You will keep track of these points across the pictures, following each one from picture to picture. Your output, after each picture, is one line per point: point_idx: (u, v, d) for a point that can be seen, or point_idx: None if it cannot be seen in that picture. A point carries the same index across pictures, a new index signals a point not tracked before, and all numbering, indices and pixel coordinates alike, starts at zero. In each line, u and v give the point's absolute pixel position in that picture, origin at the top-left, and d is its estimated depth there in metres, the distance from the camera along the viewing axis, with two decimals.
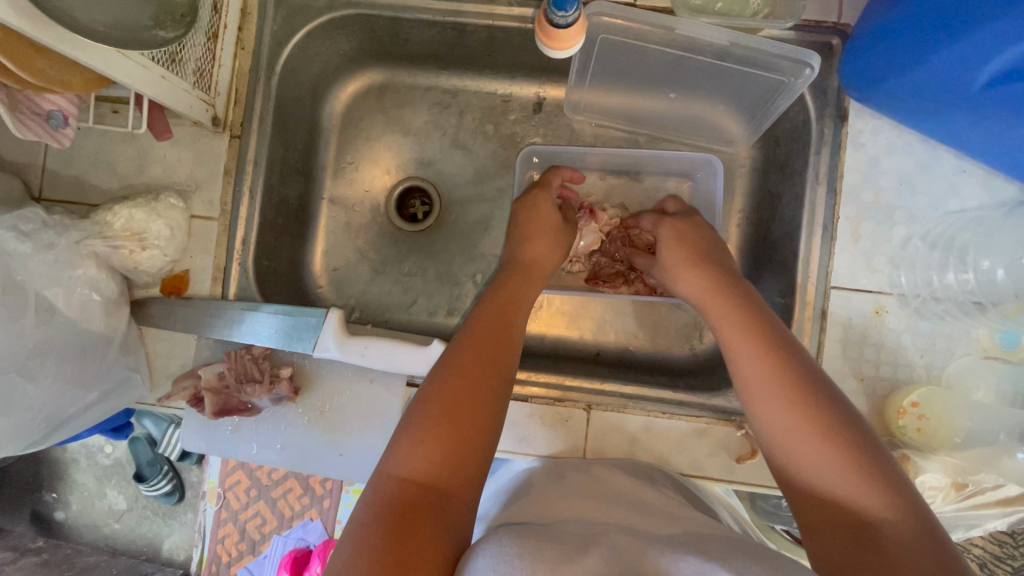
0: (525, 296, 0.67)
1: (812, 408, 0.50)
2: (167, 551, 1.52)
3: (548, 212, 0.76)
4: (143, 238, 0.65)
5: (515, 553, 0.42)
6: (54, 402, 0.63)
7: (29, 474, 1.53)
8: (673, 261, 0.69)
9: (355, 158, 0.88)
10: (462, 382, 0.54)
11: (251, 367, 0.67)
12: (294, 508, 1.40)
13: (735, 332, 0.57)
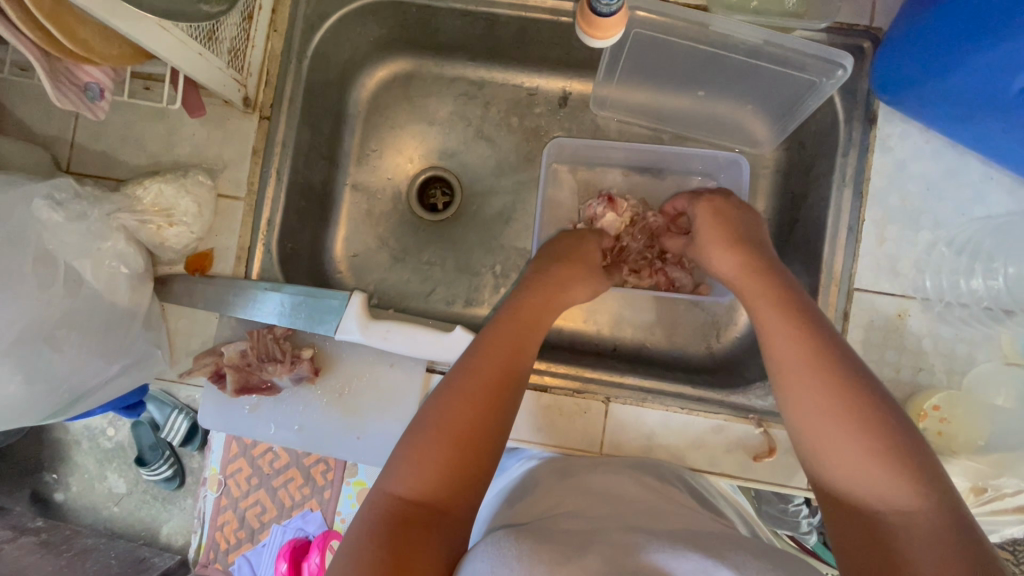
0: (540, 310, 0.65)
1: (853, 413, 0.48)
2: (165, 536, 1.53)
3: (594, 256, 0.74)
4: (170, 214, 0.66)
5: (512, 556, 0.44)
6: (78, 372, 0.63)
7: (31, 453, 1.53)
8: (708, 238, 0.67)
9: (379, 146, 0.89)
10: (474, 398, 0.53)
11: (272, 347, 0.68)
12: (294, 497, 1.40)
13: (778, 323, 0.55)
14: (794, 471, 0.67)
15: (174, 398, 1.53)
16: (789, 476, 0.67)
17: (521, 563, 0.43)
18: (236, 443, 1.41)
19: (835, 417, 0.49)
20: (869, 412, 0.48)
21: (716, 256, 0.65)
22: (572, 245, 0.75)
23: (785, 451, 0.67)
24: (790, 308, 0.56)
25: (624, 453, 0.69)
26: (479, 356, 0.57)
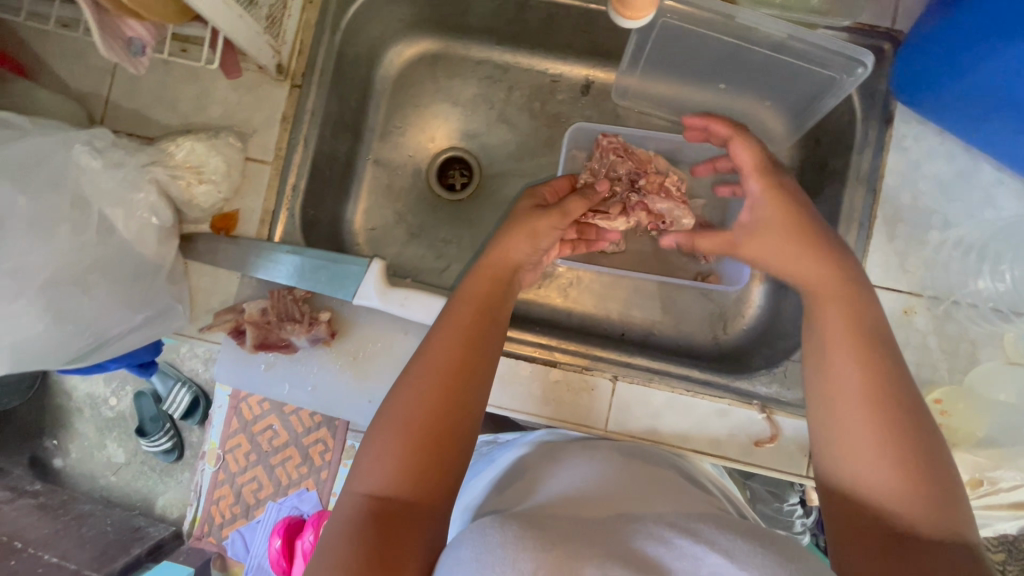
0: (494, 289, 0.63)
1: (902, 430, 0.47)
2: (159, 508, 1.55)
3: (524, 206, 0.72)
4: (200, 171, 0.68)
5: (497, 542, 0.43)
6: (104, 318, 0.64)
7: (32, 417, 1.56)
8: (774, 225, 0.63)
9: (402, 124, 0.91)
10: (428, 389, 0.52)
11: (291, 308, 0.69)
12: (291, 476, 1.45)
13: (839, 329, 0.54)
14: (794, 458, 0.68)
15: (177, 370, 1.56)
16: (788, 463, 0.68)
17: (506, 549, 0.42)
18: (236, 419, 1.46)
19: (875, 428, 0.48)
20: (905, 418, 0.47)
21: (769, 241, 0.63)
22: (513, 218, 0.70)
23: (786, 438, 0.68)
24: (851, 321, 0.54)
25: (628, 432, 0.70)
26: (434, 342, 0.56)
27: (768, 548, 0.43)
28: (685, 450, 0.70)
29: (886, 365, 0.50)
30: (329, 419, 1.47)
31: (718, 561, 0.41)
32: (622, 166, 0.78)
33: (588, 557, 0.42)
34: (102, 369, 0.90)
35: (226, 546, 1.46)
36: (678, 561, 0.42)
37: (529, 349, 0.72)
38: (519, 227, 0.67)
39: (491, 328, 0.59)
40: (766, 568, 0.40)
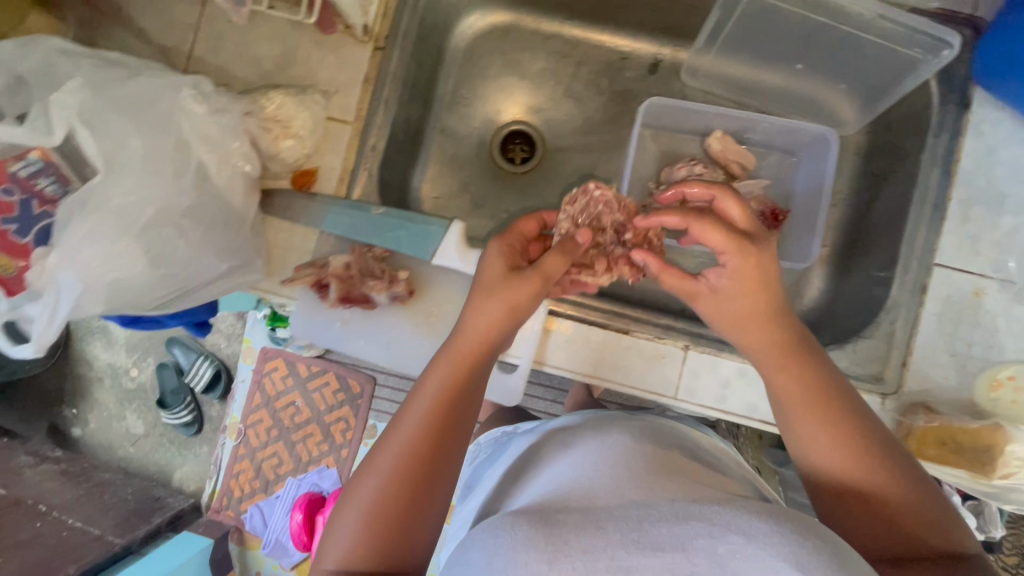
0: (472, 346, 0.58)
1: (871, 453, 0.51)
2: (177, 480, 1.68)
3: (493, 271, 0.61)
4: (288, 126, 0.68)
5: (507, 546, 0.42)
6: (195, 265, 0.65)
7: (54, 386, 1.70)
8: (739, 299, 0.57)
9: (471, 95, 0.92)
10: (394, 472, 0.52)
11: (373, 265, 0.70)
12: (311, 453, 1.57)
13: (791, 381, 0.55)
14: None
15: (199, 345, 1.66)
16: None
17: (516, 553, 0.41)
18: (259, 394, 1.58)
19: (848, 453, 0.51)
20: (870, 441, 0.51)
21: (721, 318, 0.59)
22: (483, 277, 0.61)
23: None
24: (811, 377, 0.54)
25: (699, 400, 0.71)
26: (406, 414, 0.55)
27: (781, 518, 0.40)
28: (754, 420, 0.71)
29: (845, 412, 0.53)
30: (351, 398, 1.56)
31: (737, 538, 0.39)
32: (610, 218, 0.71)
33: (603, 549, 0.40)
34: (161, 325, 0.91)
35: (244, 520, 1.59)
36: (692, 539, 0.40)
37: (601, 316, 0.73)
38: (489, 295, 0.59)
39: (462, 406, 0.55)
40: (788, 540, 0.38)
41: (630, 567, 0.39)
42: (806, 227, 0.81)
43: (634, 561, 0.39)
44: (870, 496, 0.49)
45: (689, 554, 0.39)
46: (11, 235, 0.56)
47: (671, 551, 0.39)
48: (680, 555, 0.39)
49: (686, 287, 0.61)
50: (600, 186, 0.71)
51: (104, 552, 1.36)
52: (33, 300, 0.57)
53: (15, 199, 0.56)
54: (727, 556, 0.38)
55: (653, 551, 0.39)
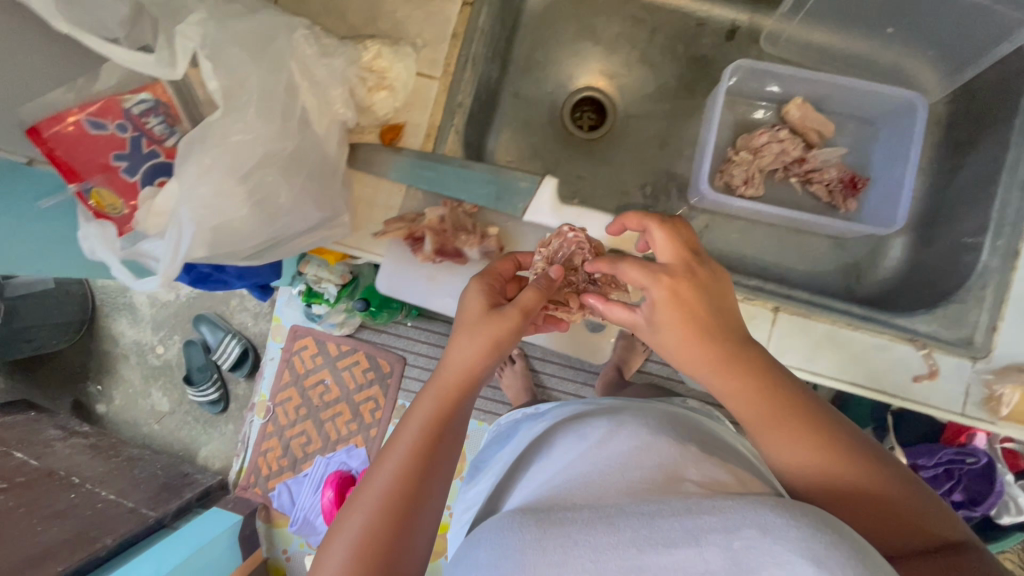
0: (449, 380, 0.62)
1: (853, 460, 0.51)
2: (202, 457, 1.65)
3: (473, 308, 0.64)
4: (384, 77, 0.67)
5: (515, 549, 0.41)
6: (295, 214, 0.64)
7: (78, 363, 1.70)
8: (666, 325, 0.56)
9: (544, 59, 0.91)
10: (383, 505, 0.56)
11: (465, 219, 0.71)
12: (340, 432, 1.54)
13: (759, 402, 0.53)
14: (952, 397, 0.69)
15: (226, 324, 1.64)
16: (947, 401, 0.69)
17: (525, 556, 0.40)
18: (288, 372, 1.56)
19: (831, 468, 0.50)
20: (854, 450, 0.51)
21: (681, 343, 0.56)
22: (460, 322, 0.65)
23: (947, 376, 0.69)
24: (767, 397, 0.53)
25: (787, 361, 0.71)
26: (391, 453, 0.59)
27: (795, 510, 0.36)
28: (841, 381, 0.71)
29: (817, 426, 0.52)
30: (381, 377, 1.53)
31: (752, 532, 0.35)
32: (581, 257, 0.68)
33: (614, 547, 0.38)
34: (228, 287, 0.91)
35: (272, 498, 1.55)
36: (706, 536, 0.37)
37: None
38: (472, 331, 0.62)
39: (446, 432, 0.60)
40: (806, 533, 0.34)
41: (642, 566, 0.37)
42: (888, 191, 0.81)
43: (650, 559, 0.37)
44: (856, 494, 0.50)
45: (701, 551, 0.36)
46: (122, 172, 0.55)
47: (686, 547, 0.37)
48: (693, 551, 0.36)
49: (628, 319, 0.61)
50: (574, 227, 0.68)
51: (137, 525, 1.34)
52: (148, 241, 0.55)
53: (126, 135, 0.54)
54: (741, 551, 0.35)
55: (668, 549, 0.37)
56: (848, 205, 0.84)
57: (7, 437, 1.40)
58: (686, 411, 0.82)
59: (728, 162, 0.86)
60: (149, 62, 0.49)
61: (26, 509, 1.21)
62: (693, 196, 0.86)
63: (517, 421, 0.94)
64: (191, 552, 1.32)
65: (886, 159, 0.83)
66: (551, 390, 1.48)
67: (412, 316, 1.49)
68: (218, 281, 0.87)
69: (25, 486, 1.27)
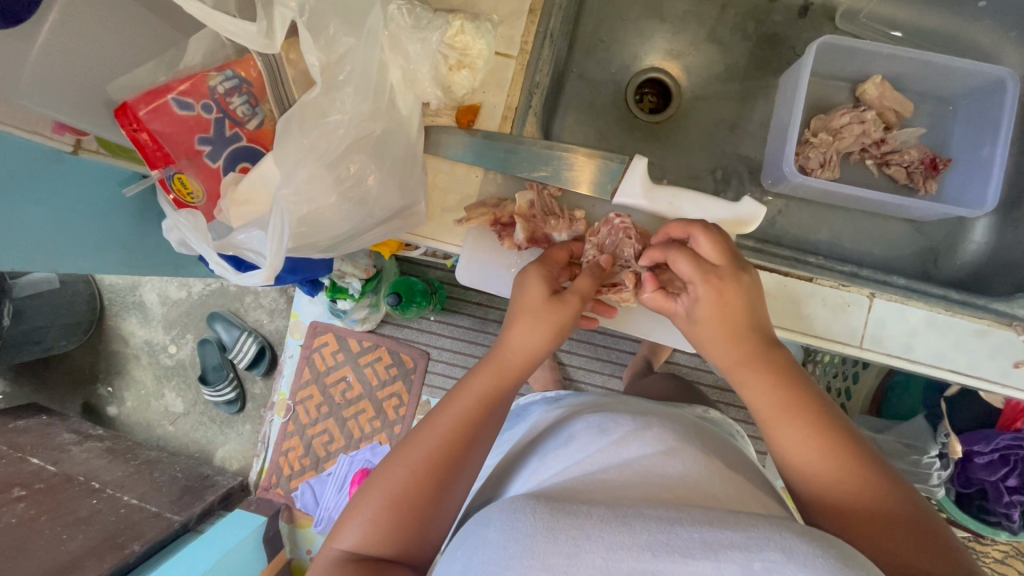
0: (495, 368, 0.60)
1: (875, 478, 0.50)
2: (219, 459, 1.59)
3: (535, 295, 0.61)
4: (465, 55, 0.60)
5: (525, 533, 0.41)
6: (376, 203, 0.59)
7: (87, 364, 1.64)
8: (708, 329, 0.58)
9: (609, 38, 0.87)
10: (413, 471, 0.54)
11: (552, 203, 0.68)
12: (363, 430, 1.48)
13: (787, 397, 0.54)
14: None
15: (241, 321, 1.58)
16: None
17: (534, 542, 0.40)
18: (308, 370, 1.51)
19: (850, 474, 0.50)
20: (874, 462, 0.51)
21: (720, 341, 0.57)
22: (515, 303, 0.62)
23: None
24: (802, 397, 0.54)
25: (884, 350, 0.69)
26: (429, 423, 0.57)
27: (820, 542, 0.37)
28: (940, 369, 0.69)
29: (844, 431, 0.52)
30: (405, 372, 1.47)
31: (774, 556, 0.36)
32: (630, 247, 0.66)
33: (629, 548, 0.39)
34: (278, 283, 0.76)
35: (294, 498, 1.49)
36: (725, 552, 0.37)
37: (783, 263, 0.71)
38: (534, 317, 0.60)
39: (487, 421, 0.58)
40: (827, 565, 0.35)
41: (656, 571, 0.38)
42: (973, 170, 0.79)
43: (666, 565, 0.38)
44: (877, 509, 0.48)
45: (719, 566, 0.36)
46: (204, 157, 0.52)
47: (704, 560, 0.37)
48: (711, 565, 0.37)
49: (666, 308, 0.63)
50: (622, 215, 0.67)
51: (164, 529, 1.27)
52: (241, 232, 0.54)
53: (212, 117, 0.51)
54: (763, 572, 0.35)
55: (685, 559, 0.37)
56: (929, 186, 0.81)
57: (21, 443, 1.34)
58: (700, 419, 0.78)
59: (805, 144, 0.83)
60: (249, 32, 0.45)
61: (48, 517, 1.16)
62: (768, 180, 0.84)
63: (528, 403, 0.88)
64: (220, 556, 1.26)
65: (966, 138, 0.81)
66: (583, 383, 1.44)
67: (437, 309, 1.44)
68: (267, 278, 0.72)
69: (46, 492, 1.22)
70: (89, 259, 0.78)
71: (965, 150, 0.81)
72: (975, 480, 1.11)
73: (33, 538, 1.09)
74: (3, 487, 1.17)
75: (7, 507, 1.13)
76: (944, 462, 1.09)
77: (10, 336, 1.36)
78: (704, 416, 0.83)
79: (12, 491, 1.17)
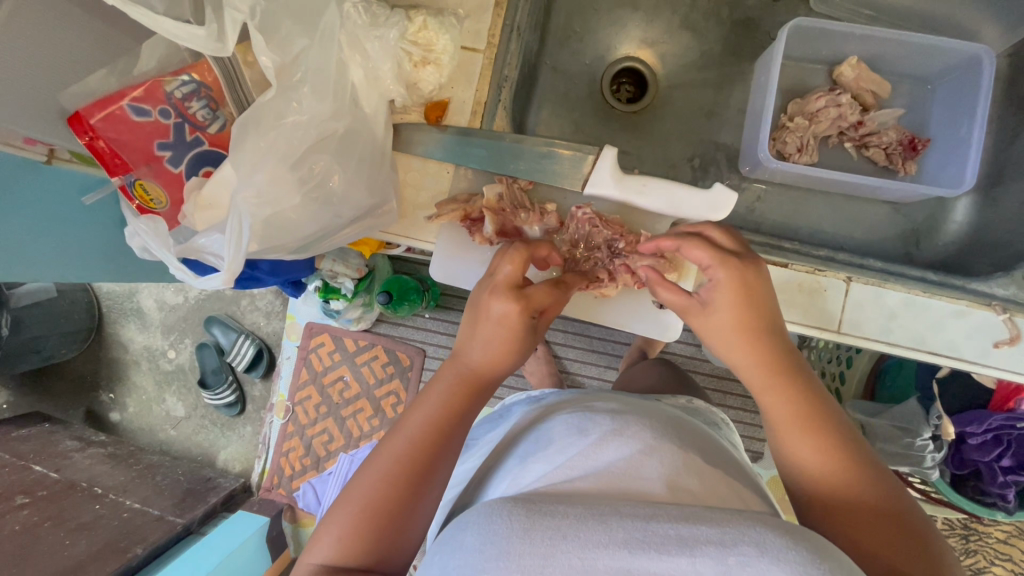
0: (459, 375, 0.60)
1: (860, 472, 0.51)
2: (222, 461, 1.60)
3: (507, 316, 0.59)
4: (429, 51, 0.60)
5: (501, 535, 0.41)
6: (344, 203, 0.59)
7: (88, 371, 1.66)
8: (721, 325, 0.57)
9: (582, 29, 0.87)
10: (386, 481, 0.54)
11: (521, 196, 0.69)
12: (362, 428, 1.49)
13: (784, 393, 0.55)
14: None
15: (238, 324, 1.59)
16: None
17: (510, 543, 0.40)
18: (305, 371, 1.51)
19: (838, 468, 0.51)
20: (859, 458, 0.52)
21: (728, 337, 0.57)
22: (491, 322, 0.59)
23: None
24: (798, 394, 0.55)
25: (863, 333, 0.69)
26: (400, 431, 0.57)
27: (791, 535, 0.38)
28: (919, 351, 0.68)
29: (836, 427, 0.53)
30: (401, 370, 1.48)
31: (748, 550, 0.37)
32: (601, 234, 0.69)
33: (605, 547, 0.39)
34: (261, 285, 0.76)
35: (297, 498, 1.50)
36: (700, 547, 0.38)
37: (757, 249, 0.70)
38: (500, 333, 0.59)
39: (458, 429, 0.58)
40: (799, 559, 0.36)
41: (633, 568, 0.38)
42: (952, 149, 0.78)
43: (641, 562, 0.38)
44: (861, 504, 0.50)
45: (694, 562, 0.37)
46: (165, 162, 0.52)
47: (679, 556, 0.38)
48: (686, 561, 0.37)
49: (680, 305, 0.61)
50: (582, 206, 0.69)
51: (165, 532, 1.28)
52: (202, 236, 0.54)
53: (169, 121, 0.51)
54: (736, 566, 0.36)
55: (659, 555, 0.38)
56: (907, 167, 0.81)
57: (24, 451, 1.36)
58: (680, 411, 0.78)
59: (782, 129, 0.83)
60: (199, 36, 0.45)
61: (52, 523, 1.17)
62: (745, 167, 0.83)
63: (511, 403, 0.88)
64: (223, 559, 1.27)
65: (945, 117, 0.80)
66: (579, 375, 1.44)
67: (430, 307, 1.44)
68: (249, 279, 0.73)
69: (49, 499, 1.24)
70: (72, 268, 0.78)
71: (943, 129, 0.80)
72: (970, 461, 1.10)
73: (37, 544, 1.11)
74: (6, 495, 1.19)
75: (10, 515, 1.15)
76: (938, 444, 1.09)
77: (9, 345, 1.38)
78: (687, 406, 0.83)
79: (15, 499, 1.19)
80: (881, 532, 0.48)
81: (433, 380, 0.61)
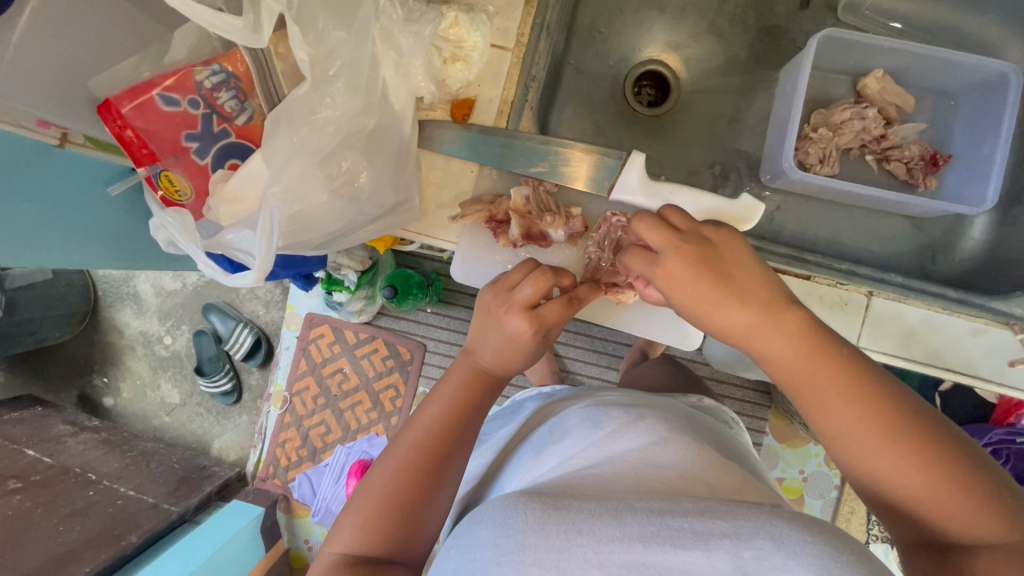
0: (473, 363, 0.59)
1: (900, 439, 0.45)
2: (217, 450, 1.58)
3: (518, 331, 0.57)
4: (460, 48, 0.59)
5: (517, 529, 0.41)
6: (371, 198, 0.58)
7: (82, 354, 1.63)
8: (694, 308, 0.52)
9: (607, 29, 0.86)
10: (401, 474, 0.54)
11: (548, 199, 0.67)
12: (361, 421, 1.48)
13: (800, 359, 0.49)
14: None
15: (237, 312, 1.57)
16: None
17: (526, 538, 0.40)
18: (305, 362, 1.50)
19: (878, 438, 0.46)
20: (902, 423, 0.46)
21: (719, 311, 0.51)
22: (501, 336, 0.58)
23: None
24: (816, 360, 0.49)
25: (881, 347, 0.69)
26: (414, 424, 0.57)
27: (811, 527, 0.37)
28: (936, 368, 0.69)
29: (865, 391, 0.47)
30: (401, 364, 1.47)
31: (764, 544, 0.35)
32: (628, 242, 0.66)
33: (619, 541, 0.39)
34: (273, 277, 0.75)
35: (292, 489, 1.49)
36: (716, 541, 0.37)
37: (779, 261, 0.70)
38: (513, 340, 0.58)
39: (472, 420, 0.58)
40: (819, 552, 0.34)
41: (647, 562, 0.37)
42: (973, 167, 0.78)
43: (656, 557, 0.37)
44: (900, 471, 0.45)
45: (710, 556, 0.36)
46: (192, 153, 0.51)
47: (693, 549, 0.37)
48: (701, 554, 0.36)
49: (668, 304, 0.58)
50: (617, 211, 0.66)
51: (160, 520, 1.27)
52: (230, 232, 0.53)
53: (198, 112, 0.50)
54: (751, 562, 0.35)
55: (674, 549, 0.37)
56: (928, 181, 0.81)
57: (16, 434, 1.34)
58: (692, 409, 0.78)
59: (805, 139, 0.82)
60: (235, 26, 0.44)
61: (45, 509, 1.15)
62: (767, 177, 0.83)
63: (523, 399, 0.87)
64: (216, 549, 1.26)
65: (967, 134, 0.80)
66: (580, 375, 1.44)
67: (433, 302, 1.43)
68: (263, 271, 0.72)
69: (41, 484, 1.22)
70: (78, 251, 0.77)
71: (964, 145, 0.80)
72: None
73: (30, 530, 1.09)
74: None
75: (3, 499, 1.13)
76: None
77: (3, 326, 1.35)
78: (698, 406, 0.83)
79: (8, 483, 1.17)
80: (926, 497, 0.44)
81: (445, 372, 0.60)
